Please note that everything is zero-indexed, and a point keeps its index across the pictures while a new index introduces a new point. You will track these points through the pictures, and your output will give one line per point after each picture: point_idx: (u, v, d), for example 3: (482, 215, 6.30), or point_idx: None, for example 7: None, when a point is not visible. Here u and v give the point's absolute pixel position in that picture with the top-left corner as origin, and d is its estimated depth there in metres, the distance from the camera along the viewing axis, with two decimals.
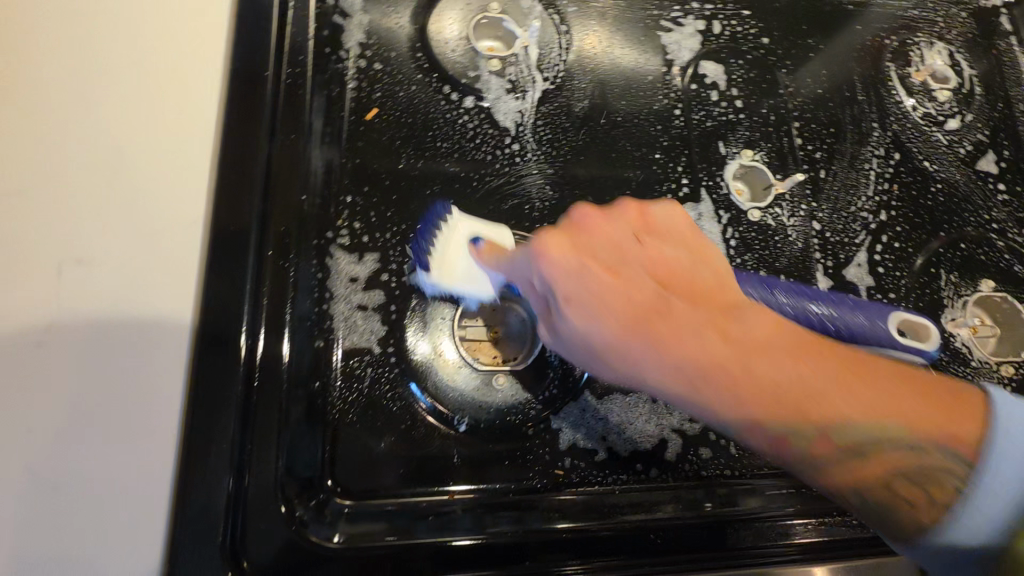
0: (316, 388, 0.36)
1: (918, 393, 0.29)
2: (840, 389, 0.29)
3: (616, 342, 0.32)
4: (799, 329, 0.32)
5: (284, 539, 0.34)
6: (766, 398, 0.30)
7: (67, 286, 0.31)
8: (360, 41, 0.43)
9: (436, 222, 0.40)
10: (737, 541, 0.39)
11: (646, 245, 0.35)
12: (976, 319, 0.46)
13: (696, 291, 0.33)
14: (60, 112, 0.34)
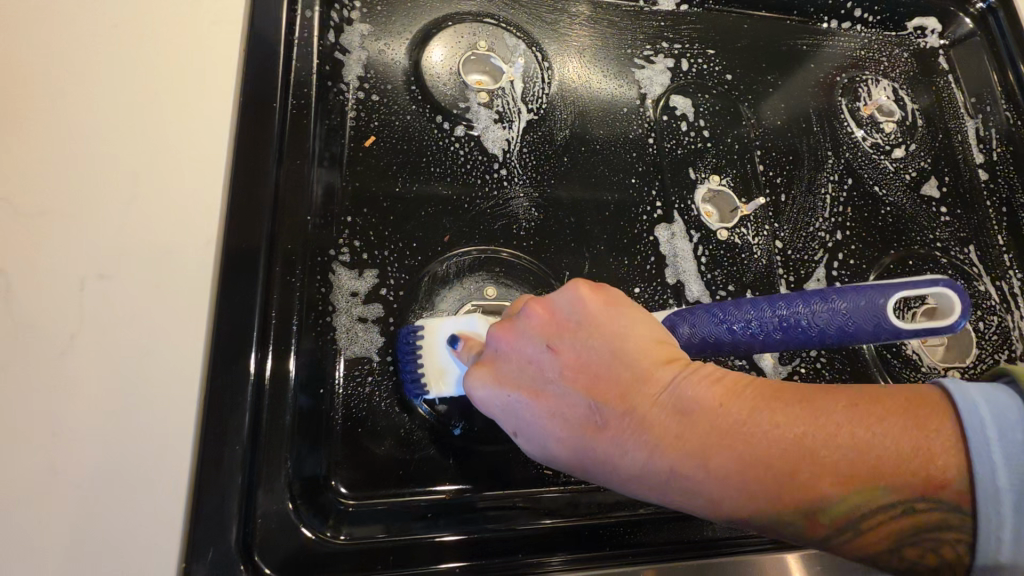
0: (319, 394, 0.39)
1: (878, 421, 0.27)
2: (796, 466, 0.27)
3: (576, 457, 0.33)
4: (744, 388, 0.30)
5: (288, 539, 0.35)
6: (745, 479, 0.28)
7: (90, 299, 0.34)
8: (360, 75, 0.47)
9: (412, 344, 0.39)
10: (714, 532, 0.40)
11: (563, 354, 0.33)
12: None
13: (625, 390, 0.32)
14: (80, 138, 0.36)
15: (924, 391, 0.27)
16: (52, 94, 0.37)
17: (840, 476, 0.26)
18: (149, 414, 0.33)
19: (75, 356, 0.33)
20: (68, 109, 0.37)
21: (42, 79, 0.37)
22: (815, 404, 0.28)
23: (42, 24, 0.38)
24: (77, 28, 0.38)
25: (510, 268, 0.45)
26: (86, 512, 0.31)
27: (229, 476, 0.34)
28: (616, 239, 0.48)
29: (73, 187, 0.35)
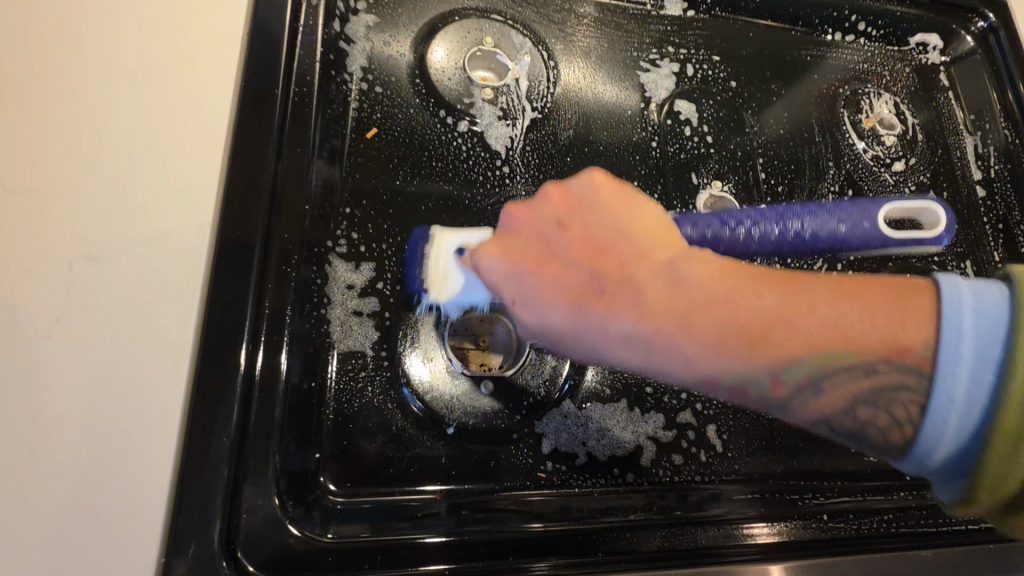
0: (311, 388, 0.38)
1: (854, 298, 0.30)
2: (774, 300, 0.31)
3: (567, 327, 0.35)
4: (733, 263, 0.34)
5: (274, 536, 0.34)
6: (721, 322, 0.31)
7: (77, 281, 0.33)
8: (363, 66, 0.46)
9: (420, 251, 0.42)
10: (706, 540, 0.40)
11: (570, 229, 0.37)
12: None
13: (622, 262, 0.35)
14: (77, 120, 0.36)
15: (913, 283, 0.29)
16: (49, 74, 0.36)
17: (804, 337, 0.30)
18: (135, 402, 0.32)
19: (59, 340, 0.32)
20: (66, 90, 0.36)
21: (41, 59, 0.37)
22: (787, 281, 0.31)
23: (46, 8, 0.38)
24: (82, 13, 0.38)
25: None
26: (65, 500, 0.30)
27: (216, 468, 0.33)
28: None
29: (64, 167, 0.35)
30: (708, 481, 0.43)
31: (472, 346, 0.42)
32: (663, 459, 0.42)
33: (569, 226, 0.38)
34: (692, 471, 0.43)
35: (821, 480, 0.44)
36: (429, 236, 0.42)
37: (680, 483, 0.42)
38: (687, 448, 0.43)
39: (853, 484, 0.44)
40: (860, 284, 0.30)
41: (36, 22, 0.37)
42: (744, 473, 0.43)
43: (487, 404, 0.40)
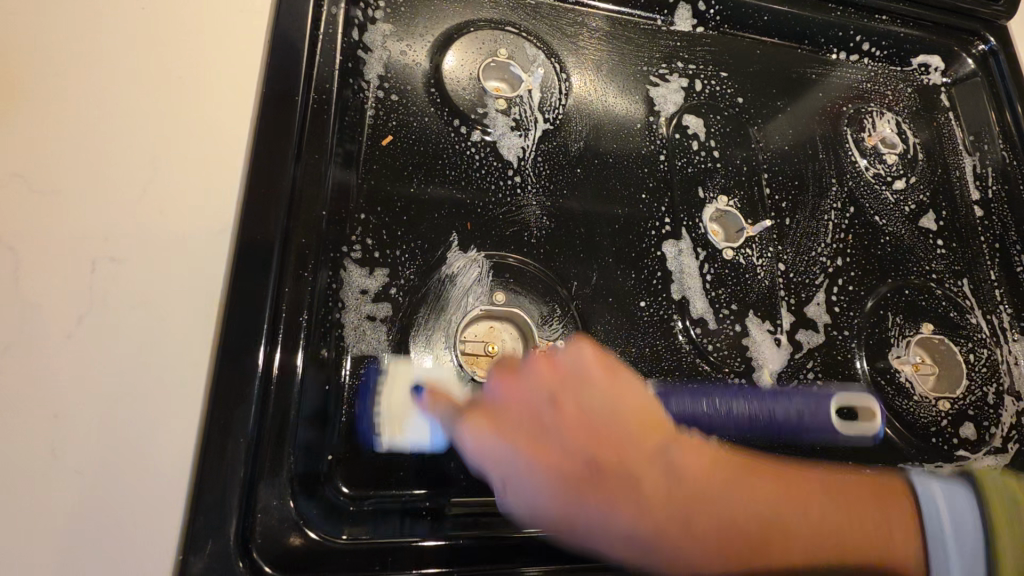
0: (325, 391, 0.38)
1: (824, 498, 0.37)
2: (748, 500, 0.36)
3: (561, 507, 0.36)
4: (703, 446, 0.39)
5: (286, 536, 0.35)
6: (715, 543, 0.35)
7: (99, 282, 0.33)
8: (380, 74, 0.47)
9: (373, 389, 0.39)
10: None
11: (562, 412, 0.39)
12: (918, 357, 0.52)
13: (623, 453, 0.38)
14: (101, 123, 0.36)
15: (893, 480, 0.37)
16: (74, 77, 0.37)
17: (795, 562, 0.35)
18: (154, 401, 0.32)
19: (81, 340, 0.32)
20: (91, 92, 0.37)
21: (66, 62, 0.37)
22: (770, 487, 0.37)
23: (73, 11, 0.39)
24: (109, 17, 0.39)
25: (519, 274, 0.45)
26: (84, 497, 0.30)
27: (232, 468, 0.33)
28: (625, 252, 0.48)
29: (87, 170, 0.35)
30: None
31: (481, 352, 0.43)
32: None
33: (563, 404, 0.39)
34: None
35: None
36: (382, 372, 0.40)
37: None
38: None
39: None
40: (830, 487, 0.37)
41: (62, 24, 0.38)
42: None
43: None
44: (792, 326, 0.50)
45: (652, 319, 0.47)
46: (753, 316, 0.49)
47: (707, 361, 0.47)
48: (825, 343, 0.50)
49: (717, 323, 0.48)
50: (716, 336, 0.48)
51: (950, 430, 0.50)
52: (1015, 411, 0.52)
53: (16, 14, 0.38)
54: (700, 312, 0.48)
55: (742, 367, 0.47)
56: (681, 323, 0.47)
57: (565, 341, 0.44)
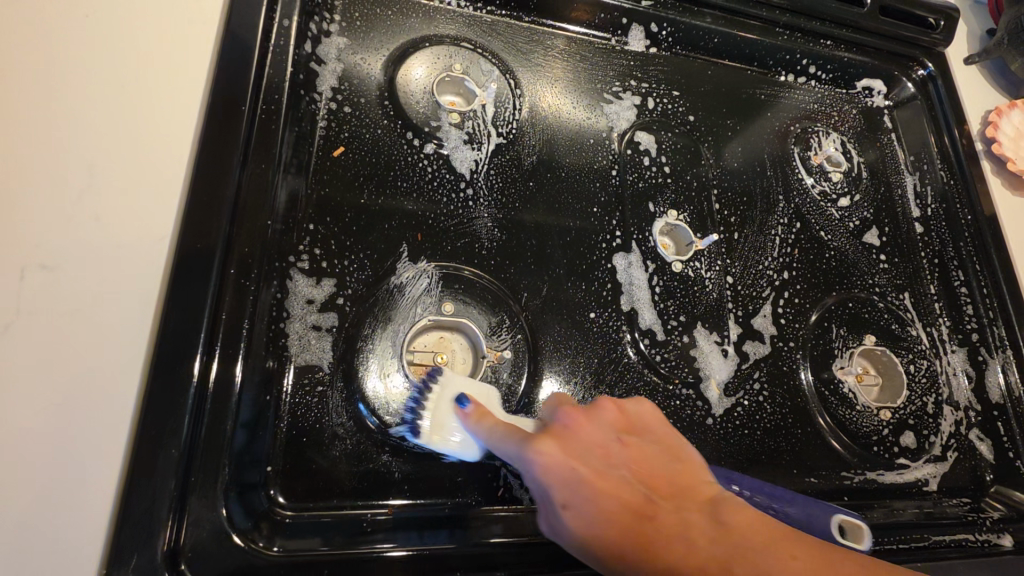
0: (266, 401, 0.38)
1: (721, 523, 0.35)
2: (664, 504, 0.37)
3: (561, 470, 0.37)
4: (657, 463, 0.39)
5: (219, 549, 0.34)
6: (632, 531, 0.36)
7: (28, 288, 0.33)
8: (333, 86, 0.47)
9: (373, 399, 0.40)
10: None
11: (629, 448, 0.39)
12: (861, 368, 0.54)
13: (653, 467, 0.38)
14: (38, 128, 0.36)
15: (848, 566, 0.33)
16: (10, 80, 0.36)
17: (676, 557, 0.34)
18: (81, 412, 0.32)
19: (5, 346, 0.31)
20: (27, 96, 0.36)
21: (3, 63, 0.37)
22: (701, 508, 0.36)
23: (14, 15, 0.38)
24: (52, 22, 0.39)
25: (469, 285, 0.45)
26: (1, 510, 0.29)
27: (163, 480, 0.32)
28: (576, 265, 0.49)
29: (21, 174, 0.35)
30: None
31: (431, 362, 0.43)
32: None
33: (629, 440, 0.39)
34: None
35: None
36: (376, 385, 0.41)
37: None
38: None
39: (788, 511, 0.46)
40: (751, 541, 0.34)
41: (2, 28, 0.38)
42: None
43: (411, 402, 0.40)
44: (739, 337, 0.51)
45: (600, 330, 0.47)
46: (701, 328, 0.50)
47: (654, 372, 0.47)
48: (771, 354, 0.51)
49: (665, 334, 0.49)
50: (664, 348, 0.48)
51: (891, 438, 0.52)
52: (952, 420, 0.54)
53: None
54: (649, 323, 0.49)
55: (689, 378, 0.48)
56: (629, 335, 0.48)
57: (513, 351, 0.44)
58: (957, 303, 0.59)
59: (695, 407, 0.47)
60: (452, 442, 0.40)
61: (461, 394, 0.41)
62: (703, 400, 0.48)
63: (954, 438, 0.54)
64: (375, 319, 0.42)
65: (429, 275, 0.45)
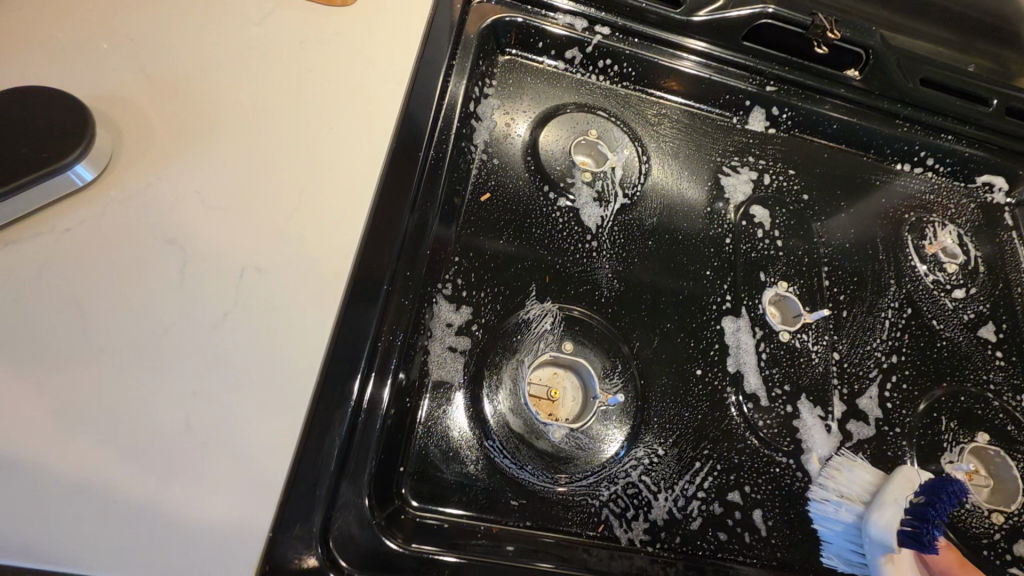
0: (406, 406, 0.43)
1: None
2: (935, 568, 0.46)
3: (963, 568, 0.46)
4: None
5: (361, 533, 0.38)
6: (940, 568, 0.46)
7: (245, 285, 0.39)
8: (486, 140, 0.54)
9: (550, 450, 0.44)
10: None
11: None
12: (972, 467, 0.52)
13: None
14: (266, 156, 0.44)
15: None
16: (247, 118, 0.45)
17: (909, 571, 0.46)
18: (267, 397, 0.37)
19: (222, 331, 0.38)
20: (259, 130, 0.45)
21: (244, 104, 0.45)
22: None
23: (254, 66, 0.47)
24: (281, 70, 0.47)
25: (586, 328, 0.49)
26: (200, 468, 0.34)
27: (324, 463, 0.37)
28: (685, 322, 0.52)
29: (249, 191, 0.42)
30: (750, 563, 0.45)
31: (545, 395, 0.47)
32: (710, 533, 0.45)
33: None
34: (735, 550, 0.45)
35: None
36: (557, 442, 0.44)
37: (724, 561, 0.44)
38: (732, 527, 0.45)
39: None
40: None
41: (246, 75, 0.47)
42: (789, 564, 0.45)
43: (921, 531, 0.45)
44: (843, 415, 0.51)
45: (706, 387, 0.50)
46: (805, 401, 0.51)
47: (755, 436, 0.49)
48: (875, 436, 0.51)
49: (769, 400, 0.50)
50: (767, 414, 0.49)
51: (1004, 545, 0.49)
52: None
53: (213, 65, 0.46)
54: (753, 388, 0.50)
55: (789, 447, 0.49)
56: (734, 396, 0.50)
57: (624, 395, 0.47)
58: None
59: (796, 477, 0.48)
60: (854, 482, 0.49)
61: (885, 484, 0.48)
62: (804, 472, 0.48)
63: None
64: (499, 350, 0.46)
65: (550, 314, 0.49)
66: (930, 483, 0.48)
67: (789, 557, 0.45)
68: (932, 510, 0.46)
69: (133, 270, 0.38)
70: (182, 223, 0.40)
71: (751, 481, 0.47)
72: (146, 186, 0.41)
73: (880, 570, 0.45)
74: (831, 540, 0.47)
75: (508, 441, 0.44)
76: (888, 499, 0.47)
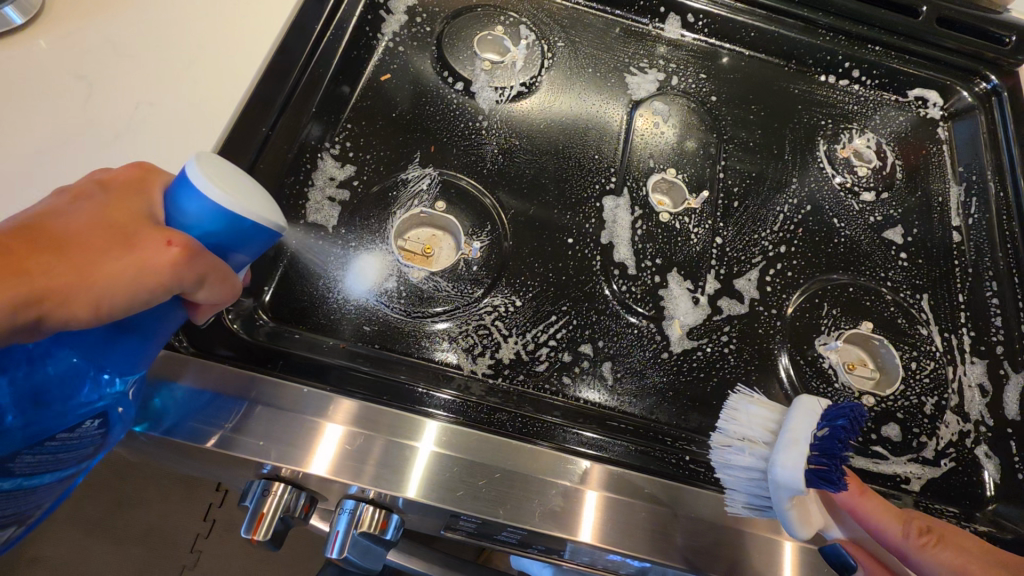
0: (277, 238, 0.47)
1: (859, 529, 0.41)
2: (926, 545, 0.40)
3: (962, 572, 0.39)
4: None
5: (211, 329, 0.43)
6: (933, 549, 0.40)
7: (134, 113, 0.45)
8: (395, 30, 0.59)
9: (409, 288, 0.48)
10: (560, 441, 0.44)
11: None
12: (853, 359, 0.53)
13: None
14: (175, 21, 0.50)
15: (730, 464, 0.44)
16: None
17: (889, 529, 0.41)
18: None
19: (108, 144, 0.44)
20: (173, 2, 0.51)
21: None
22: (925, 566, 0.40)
23: None
24: None
25: (463, 192, 0.52)
26: None
27: None
28: (565, 197, 0.54)
29: (154, 46, 0.49)
30: (590, 406, 0.47)
31: (419, 251, 0.51)
32: (554, 377, 0.47)
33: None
34: (578, 394, 0.47)
35: (678, 437, 0.46)
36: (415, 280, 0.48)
37: (566, 403, 0.46)
38: (577, 374, 0.47)
39: (663, 446, 0.46)
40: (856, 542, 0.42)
41: None
42: (629, 412, 0.47)
43: (827, 469, 0.40)
44: (715, 292, 0.52)
45: (575, 254, 0.52)
46: (675, 274, 0.52)
47: (616, 300, 0.50)
48: (747, 314, 0.52)
49: (637, 270, 0.52)
50: (632, 282, 0.51)
51: (870, 425, 0.49)
52: (956, 429, 0.50)
53: None
54: (622, 258, 0.52)
55: (651, 313, 0.50)
56: (602, 263, 0.52)
57: (487, 250, 0.50)
58: (985, 313, 0.55)
59: (653, 340, 0.49)
60: (771, 428, 0.43)
61: (800, 424, 0.41)
62: (662, 336, 0.50)
63: (954, 447, 0.49)
64: (375, 203, 0.51)
65: (431, 180, 0.52)
66: (835, 412, 0.41)
67: (633, 406, 0.47)
68: (837, 443, 0.40)
69: (32, 91, 0.44)
70: (85, 62, 0.47)
71: (606, 339, 0.49)
72: (67, 33, 0.48)
73: (785, 516, 0.40)
74: (733, 487, 0.42)
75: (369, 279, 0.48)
76: (795, 442, 0.40)
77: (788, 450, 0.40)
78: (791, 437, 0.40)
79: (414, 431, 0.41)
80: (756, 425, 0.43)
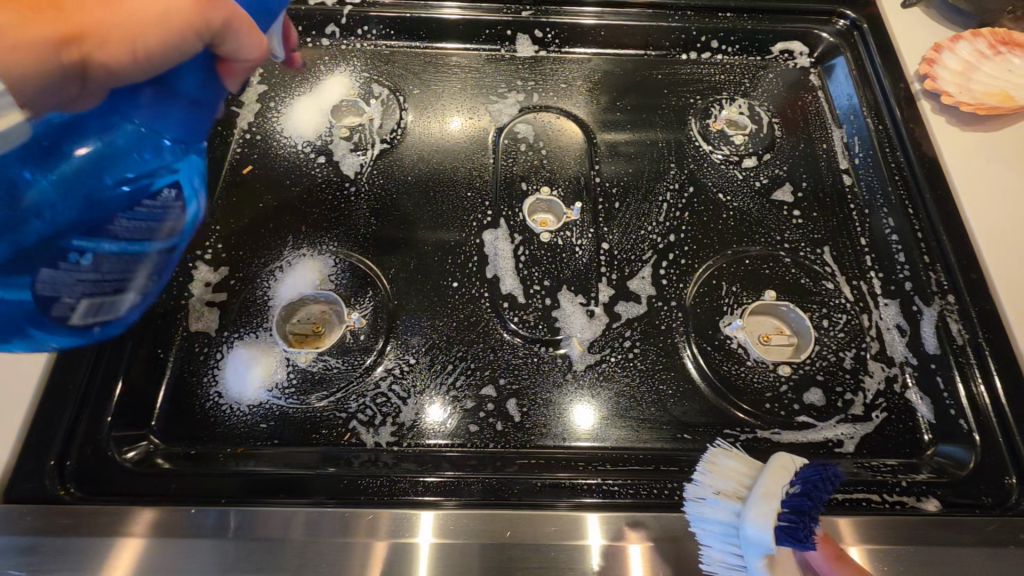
0: (161, 357, 0.48)
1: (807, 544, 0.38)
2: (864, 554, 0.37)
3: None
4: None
5: (102, 466, 0.43)
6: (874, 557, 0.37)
7: None
8: (251, 122, 0.59)
9: (300, 375, 0.48)
10: (468, 495, 0.43)
11: None
12: (771, 329, 0.52)
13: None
14: None
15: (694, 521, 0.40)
16: None
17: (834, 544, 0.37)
18: (9, 371, 0.44)
19: None
20: None
21: None
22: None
23: None
24: None
25: (341, 264, 0.52)
26: None
27: (65, 411, 0.43)
28: (444, 242, 0.54)
29: None
30: (501, 448, 0.46)
31: (309, 332, 0.50)
32: (460, 427, 0.46)
33: None
34: (486, 439, 0.46)
35: (590, 461, 0.45)
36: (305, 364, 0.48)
37: (476, 452, 0.46)
38: (483, 419, 0.47)
39: (572, 474, 0.45)
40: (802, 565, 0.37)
41: None
42: (537, 445, 0.46)
43: (798, 526, 0.35)
44: (610, 299, 0.52)
45: (461, 297, 0.51)
46: (566, 291, 0.52)
47: (512, 333, 0.50)
48: (647, 313, 0.51)
49: (527, 298, 0.51)
50: (524, 311, 0.51)
51: (791, 395, 0.48)
52: (881, 377, 0.49)
53: None
54: (509, 289, 0.52)
55: (548, 337, 0.50)
56: (490, 299, 0.51)
57: (372, 316, 0.50)
58: (888, 251, 0.54)
59: (555, 364, 0.49)
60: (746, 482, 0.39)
61: (776, 473, 0.37)
62: (563, 358, 0.49)
63: (883, 397, 0.48)
64: (253, 296, 0.51)
65: (311, 262, 0.52)
66: (808, 470, 0.38)
67: (544, 440, 0.46)
68: (810, 500, 0.36)
69: None
70: None
71: (507, 374, 0.48)
72: None
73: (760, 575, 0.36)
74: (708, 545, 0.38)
75: (260, 379, 0.47)
76: (767, 493, 0.36)
77: (761, 500, 0.36)
78: (761, 489, 0.37)
79: (333, 527, 0.39)
80: (729, 482, 0.39)
